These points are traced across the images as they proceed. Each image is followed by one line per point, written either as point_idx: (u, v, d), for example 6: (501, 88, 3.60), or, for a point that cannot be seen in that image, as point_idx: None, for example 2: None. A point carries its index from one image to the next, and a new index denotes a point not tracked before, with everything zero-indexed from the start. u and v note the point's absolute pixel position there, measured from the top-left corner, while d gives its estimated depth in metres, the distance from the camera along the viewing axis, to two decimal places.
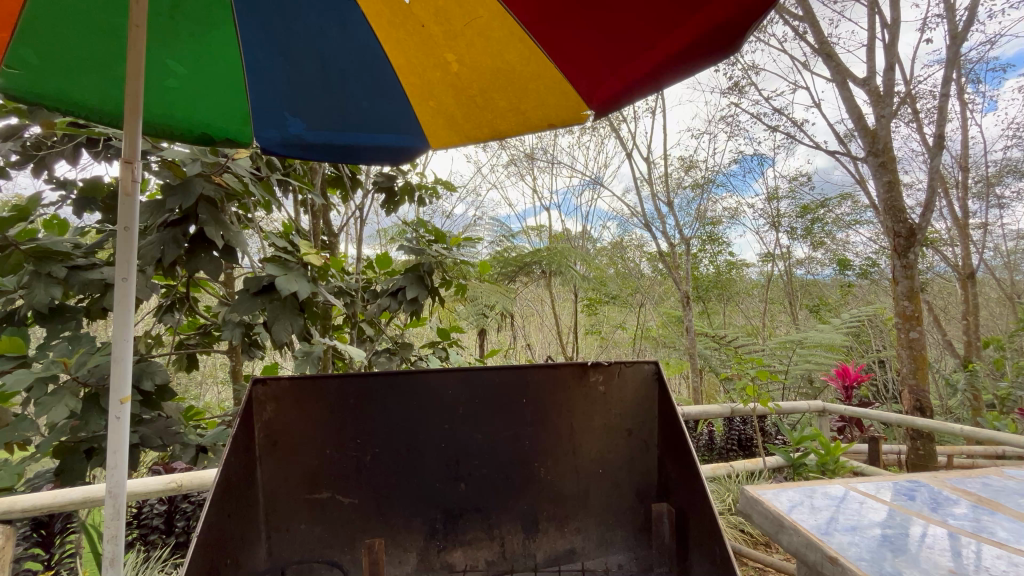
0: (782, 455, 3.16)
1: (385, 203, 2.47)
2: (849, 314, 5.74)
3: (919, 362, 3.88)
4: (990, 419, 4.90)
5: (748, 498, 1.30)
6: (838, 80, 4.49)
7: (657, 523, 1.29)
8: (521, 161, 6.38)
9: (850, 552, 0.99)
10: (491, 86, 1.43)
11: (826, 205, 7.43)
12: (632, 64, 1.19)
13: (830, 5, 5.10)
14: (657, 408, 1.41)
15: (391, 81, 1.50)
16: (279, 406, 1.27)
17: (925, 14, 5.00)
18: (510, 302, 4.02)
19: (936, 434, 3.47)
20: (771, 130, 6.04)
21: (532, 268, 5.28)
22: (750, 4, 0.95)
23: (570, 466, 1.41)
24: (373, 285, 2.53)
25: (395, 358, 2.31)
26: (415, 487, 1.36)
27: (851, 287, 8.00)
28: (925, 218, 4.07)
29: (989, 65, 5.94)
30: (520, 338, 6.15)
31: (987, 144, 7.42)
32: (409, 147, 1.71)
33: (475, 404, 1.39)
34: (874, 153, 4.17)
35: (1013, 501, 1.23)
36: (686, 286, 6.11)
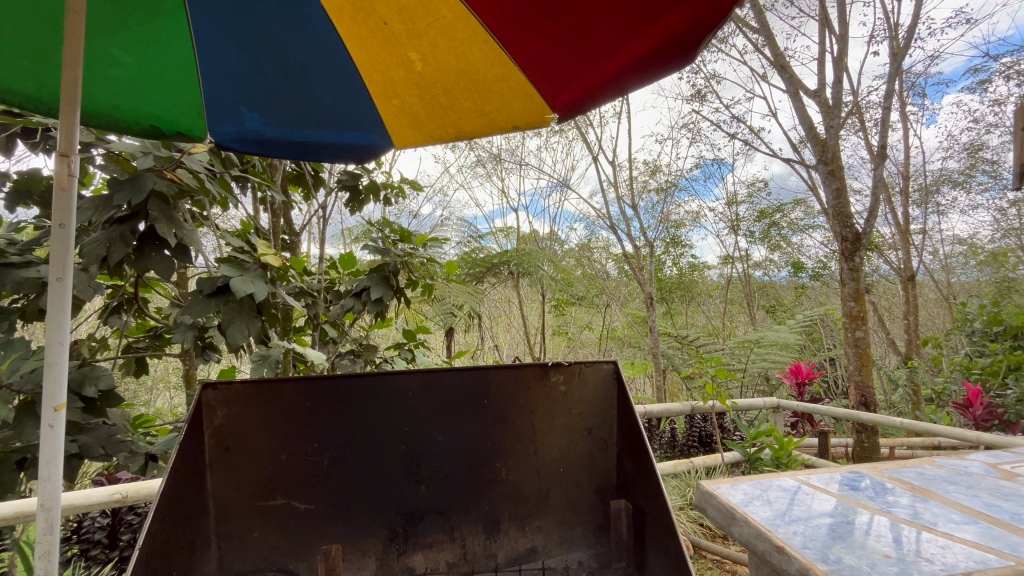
0: (739, 450, 3.29)
1: (349, 202, 2.41)
2: (802, 315, 6.01)
3: (863, 359, 4.12)
4: (928, 413, 5.23)
5: (703, 492, 1.34)
6: (791, 91, 4.71)
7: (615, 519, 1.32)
8: (488, 162, 6.39)
9: (795, 541, 1.04)
10: (455, 86, 1.43)
11: (782, 209, 7.76)
12: (595, 70, 1.23)
13: (786, 21, 5.34)
14: (615, 406, 1.44)
15: (352, 78, 1.48)
16: (230, 410, 1.23)
17: (871, 30, 5.29)
18: (479, 303, 4.00)
19: (879, 427, 3.68)
20: (730, 137, 6.29)
21: (500, 269, 5.26)
22: (706, 15, 0.99)
23: (531, 465, 1.42)
24: (336, 285, 2.47)
25: (359, 360, 2.26)
26: (375, 490, 1.34)
27: (804, 288, 8.38)
28: (870, 223, 4.31)
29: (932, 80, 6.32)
30: (488, 339, 6.14)
31: (926, 154, 7.94)
32: (372, 145, 1.70)
33: (436, 405, 1.38)
34: (824, 161, 4.38)
35: (943, 488, 1.32)
36: (650, 286, 6.25)
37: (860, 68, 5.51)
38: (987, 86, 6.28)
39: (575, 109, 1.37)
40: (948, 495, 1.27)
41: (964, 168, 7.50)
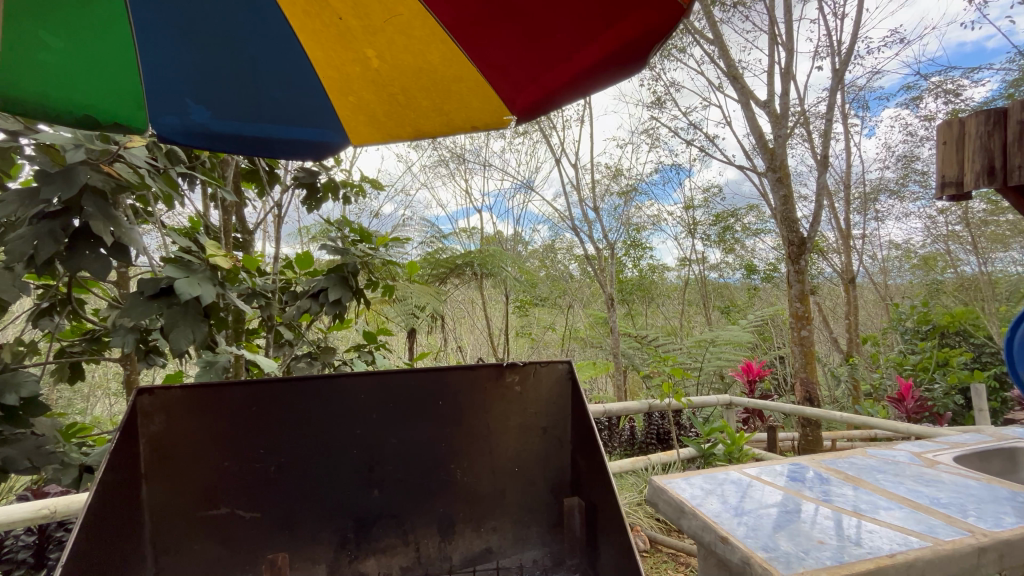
0: (694, 446, 3.43)
1: (306, 200, 2.33)
2: (754, 315, 6.29)
3: (808, 357, 4.34)
4: (866, 406, 5.58)
5: (655, 487, 1.37)
6: (743, 101, 4.92)
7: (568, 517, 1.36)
8: (452, 161, 6.35)
9: (739, 532, 1.09)
10: (412, 84, 1.42)
11: (736, 214, 8.10)
12: (552, 74, 1.25)
13: (742, 34, 5.56)
14: (569, 405, 1.46)
15: (307, 73, 1.44)
16: (169, 416, 1.17)
17: (816, 46, 5.61)
18: (442, 304, 3.96)
19: (822, 421, 3.90)
20: (687, 143, 6.52)
21: (464, 269, 5.22)
22: (655, 24, 1.03)
23: (487, 466, 1.42)
24: (292, 286, 2.39)
25: (316, 363, 2.20)
26: (325, 497, 1.31)
27: (756, 289, 8.75)
28: (814, 228, 4.55)
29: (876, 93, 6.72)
30: (452, 340, 6.09)
31: (865, 164, 8.48)
32: (326, 142, 1.66)
33: (389, 408, 1.36)
34: (773, 169, 4.60)
35: (873, 476, 1.41)
36: (611, 287, 6.39)
37: (806, 81, 5.83)
38: (918, 103, 6.78)
39: (532, 111, 1.39)
40: (877, 483, 1.36)
41: (899, 178, 8.06)
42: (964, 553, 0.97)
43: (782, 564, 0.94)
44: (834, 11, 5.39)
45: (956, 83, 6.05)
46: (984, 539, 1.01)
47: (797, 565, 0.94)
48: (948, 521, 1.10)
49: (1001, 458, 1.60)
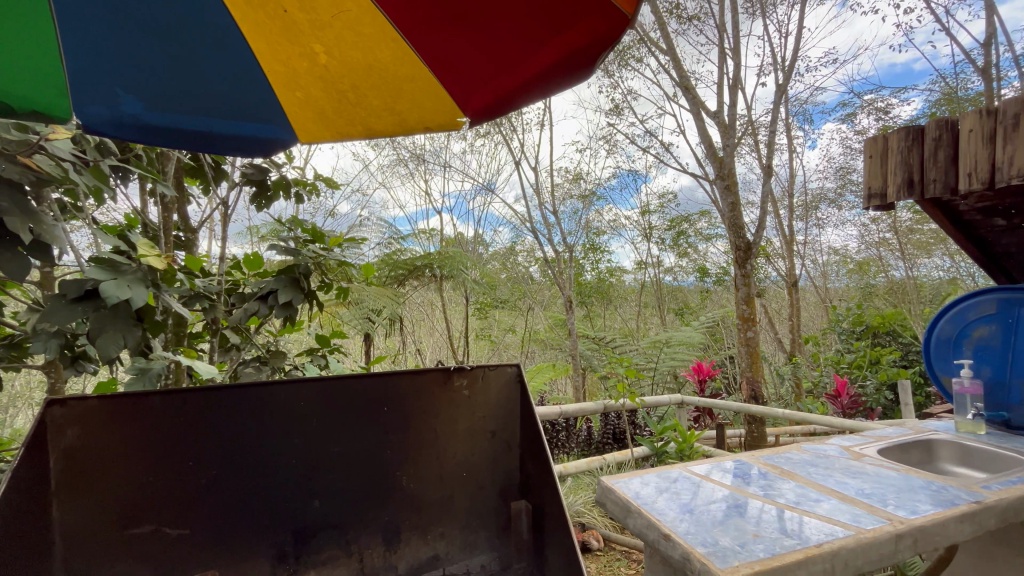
0: (648, 445, 3.53)
1: (254, 198, 2.22)
2: (705, 317, 6.54)
3: (753, 357, 4.55)
4: (808, 403, 5.90)
5: (603, 486, 1.39)
6: (694, 111, 5.11)
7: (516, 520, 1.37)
8: (411, 161, 6.26)
9: (680, 528, 1.12)
10: (362, 82, 1.39)
11: (689, 219, 8.38)
12: (504, 77, 1.26)
13: (695, 45, 5.77)
14: (518, 408, 1.47)
15: (250, 67, 1.38)
16: (83, 429, 1.09)
17: (761, 62, 5.93)
18: (400, 306, 3.89)
19: (766, 418, 4.10)
20: (643, 150, 6.72)
21: (423, 271, 5.13)
22: (602, 32, 1.05)
23: (434, 471, 1.40)
24: (241, 287, 2.24)
25: (265, 368, 2.06)
26: (262, 508, 1.25)
27: (708, 292, 9.11)
28: (759, 233, 4.78)
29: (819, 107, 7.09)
30: (411, 343, 5.98)
31: (807, 174, 8.99)
32: (268, 138, 1.60)
33: (333, 414, 1.33)
34: (722, 176, 4.81)
35: (805, 470, 1.49)
36: (569, 290, 6.48)
37: (751, 95, 6.15)
38: (853, 118, 7.26)
39: (485, 113, 1.39)
40: (809, 476, 1.44)
41: (837, 188, 8.59)
42: (883, 540, 1.04)
43: (719, 558, 0.98)
44: (778, 29, 5.69)
45: (886, 101, 6.52)
46: (901, 526, 1.08)
47: (733, 558, 0.98)
48: (870, 511, 1.18)
49: (919, 449, 1.74)
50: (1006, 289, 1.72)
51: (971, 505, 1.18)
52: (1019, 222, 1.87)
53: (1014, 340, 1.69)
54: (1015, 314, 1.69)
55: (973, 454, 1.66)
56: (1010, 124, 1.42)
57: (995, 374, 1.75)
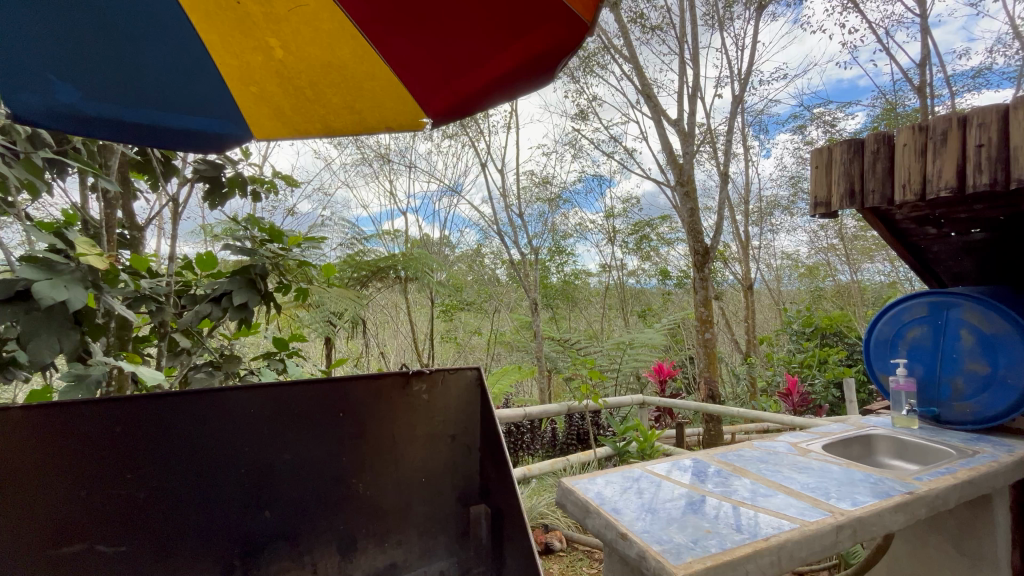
0: (610, 445, 3.60)
1: (207, 195, 2.08)
2: (667, 319, 6.71)
3: (710, 358, 4.71)
4: (762, 402, 6.14)
5: (563, 488, 1.39)
6: (656, 118, 5.24)
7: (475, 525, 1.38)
8: (375, 161, 6.13)
9: (637, 527, 1.14)
10: (320, 79, 1.36)
11: (651, 223, 8.58)
12: (465, 78, 1.26)
13: (659, 54, 5.92)
14: (478, 412, 1.48)
15: (199, 59, 1.32)
16: (7, 442, 1.00)
17: (719, 74, 6.17)
18: (362, 308, 3.79)
19: (723, 417, 4.24)
20: (608, 156, 6.85)
21: (387, 273, 4.99)
22: (561, 39, 1.07)
23: (392, 478, 1.38)
24: (193, 288, 2.10)
25: (218, 374, 1.93)
26: (207, 521, 1.20)
27: (670, 294, 9.32)
28: (717, 238, 4.95)
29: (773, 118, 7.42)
30: (374, 346, 5.85)
31: (762, 182, 9.38)
32: (222, 133, 1.53)
33: (285, 421, 1.28)
34: (682, 182, 4.96)
35: (756, 467, 1.55)
36: (535, 292, 6.51)
37: (709, 106, 6.39)
38: (804, 130, 7.63)
39: (447, 115, 1.38)
40: (759, 473, 1.50)
41: (790, 195, 9.00)
42: (825, 532, 1.10)
43: (673, 555, 1.00)
44: (734, 43, 5.92)
45: (833, 115, 6.90)
46: (841, 517, 1.14)
47: (686, 554, 1.01)
48: (815, 504, 1.24)
49: (860, 444, 1.84)
50: (937, 293, 1.85)
51: (905, 496, 1.26)
52: (949, 231, 2.02)
53: (943, 341, 1.82)
54: (944, 316, 1.82)
55: (908, 447, 1.78)
56: (939, 140, 1.57)
57: (926, 372, 1.87)
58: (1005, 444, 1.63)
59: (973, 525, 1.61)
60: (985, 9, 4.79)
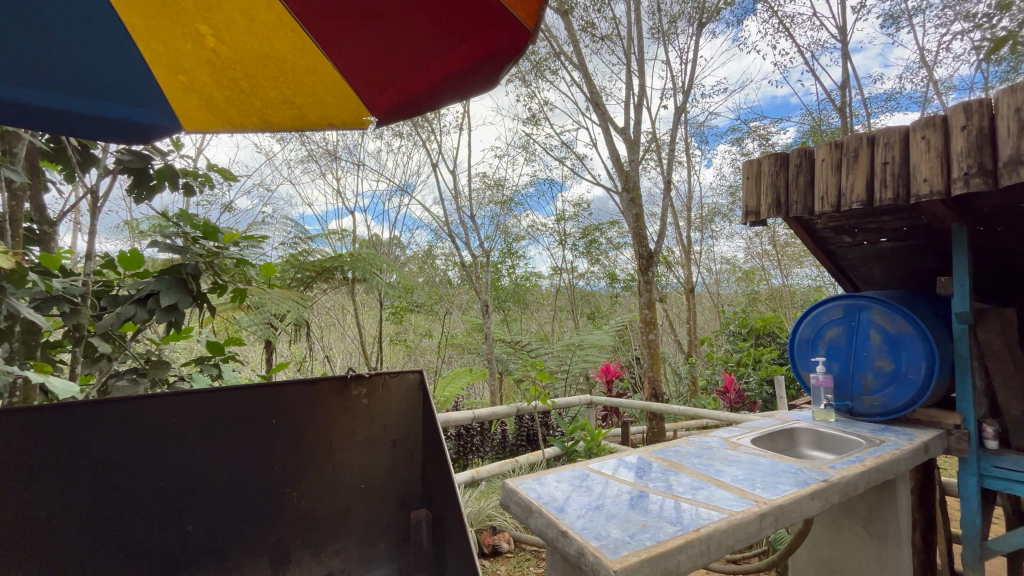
0: (558, 445, 3.68)
1: (132, 187, 1.88)
2: (614, 321, 6.91)
3: (654, 358, 4.89)
4: (701, 399, 6.46)
5: (506, 489, 1.39)
6: (604, 126, 5.39)
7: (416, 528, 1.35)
8: (322, 158, 5.92)
9: (576, 525, 1.17)
10: (256, 71, 1.29)
11: (600, 228, 8.82)
12: (410, 79, 1.25)
13: (609, 63, 6.08)
14: (420, 415, 1.45)
15: (121, 41, 1.22)
16: None
17: (664, 86, 6.47)
18: (306, 310, 3.63)
19: (665, 415, 4.42)
20: (559, 161, 7.00)
21: (333, 273, 4.76)
22: (505, 48, 1.09)
23: (329, 485, 1.33)
24: (115, 288, 1.92)
25: (143, 381, 1.77)
26: (123, 540, 1.10)
27: (617, 297, 9.50)
28: (660, 243, 5.16)
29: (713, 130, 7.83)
30: (319, 349, 5.64)
31: (703, 190, 9.87)
32: (148, 124, 1.44)
33: (212, 429, 1.22)
34: (628, 189, 5.13)
35: (690, 461, 1.62)
36: (486, 294, 6.50)
37: (655, 115, 6.66)
38: (741, 142, 8.09)
39: (391, 115, 1.36)
40: (694, 467, 1.57)
41: (728, 204, 9.51)
42: (750, 520, 1.17)
43: (610, 550, 1.04)
44: (678, 57, 6.21)
45: (767, 129, 7.39)
46: (764, 506, 1.22)
47: (622, 549, 1.04)
48: (741, 495, 1.32)
49: (785, 437, 1.97)
50: (850, 297, 2.03)
51: (821, 484, 1.36)
52: (862, 240, 2.22)
53: (856, 340, 2.00)
54: (857, 318, 2.00)
55: (825, 439, 1.92)
56: (852, 157, 1.72)
57: (842, 369, 2.04)
58: (906, 434, 1.80)
59: (881, 508, 1.77)
60: (898, 39, 5.30)
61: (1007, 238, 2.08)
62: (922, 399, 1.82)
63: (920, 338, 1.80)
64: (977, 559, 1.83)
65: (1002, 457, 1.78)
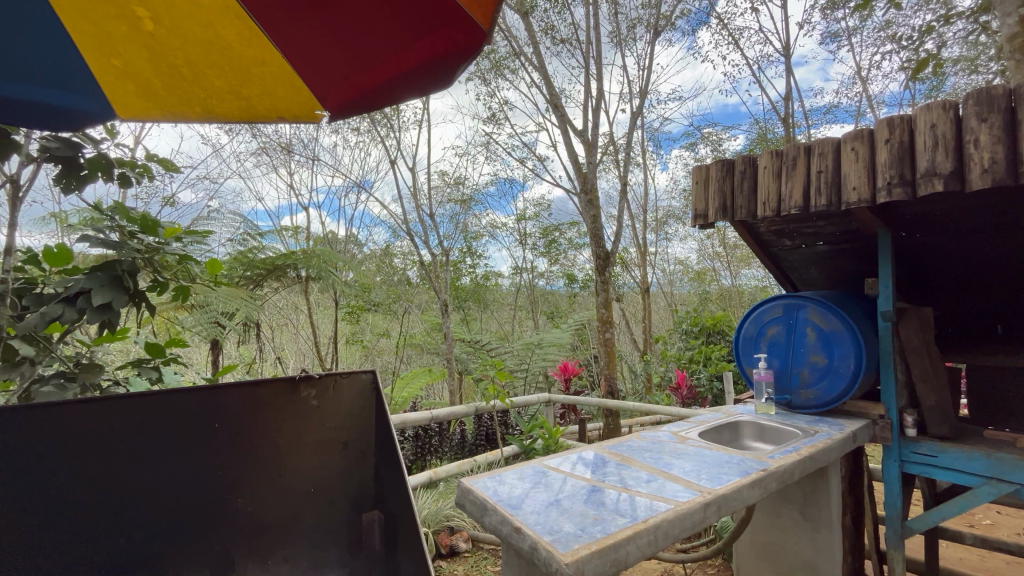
0: (517, 443, 3.71)
1: (59, 177, 1.67)
2: (574, 320, 6.99)
3: (610, 356, 4.99)
4: (656, 396, 6.66)
5: (462, 488, 1.39)
6: (563, 128, 5.44)
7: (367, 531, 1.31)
8: (275, 151, 5.68)
9: (530, 520, 1.19)
10: (200, 59, 1.23)
11: (560, 228, 8.91)
12: (365, 74, 1.24)
13: (569, 65, 6.15)
14: (374, 416, 1.39)
15: (47, 22, 1.13)
16: None
17: (623, 90, 6.62)
18: (256, 309, 3.48)
19: (621, 411, 4.53)
20: (519, 160, 7.02)
21: (286, 271, 4.57)
22: (461, 47, 1.08)
23: (275, 489, 1.28)
24: (40, 286, 1.76)
25: (72, 387, 1.63)
26: (48, 555, 1.02)
27: (576, 296, 9.65)
28: (616, 244, 5.28)
29: (667, 136, 8.10)
30: (270, 350, 5.40)
31: (659, 194, 10.18)
32: (81, 111, 1.36)
33: (147, 436, 1.14)
34: (586, 191, 5.21)
35: (641, 455, 1.68)
36: (445, 293, 6.43)
37: (614, 118, 6.79)
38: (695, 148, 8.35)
39: (346, 109, 1.35)
40: (644, 461, 1.63)
41: (682, 207, 9.86)
42: (694, 509, 1.23)
43: (562, 544, 1.06)
44: (635, 63, 6.37)
45: (719, 136, 7.71)
46: (708, 496, 1.29)
47: (573, 542, 1.06)
48: (686, 486, 1.38)
49: (730, 430, 2.06)
50: (789, 296, 2.16)
51: (760, 473, 1.44)
52: (800, 243, 2.36)
53: (794, 337, 2.13)
54: (795, 317, 2.13)
55: (766, 430, 2.04)
56: (790, 165, 1.83)
57: (782, 364, 2.16)
58: (838, 424, 1.93)
59: (815, 494, 1.89)
60: (837, 55, 5.65)
61: (927, 243, 2.27)
62: (851, 391, 1.96)
63: (853, 336, 1.95)
64: (899, 538, 1.99)
65: (920, 443, 1.94)
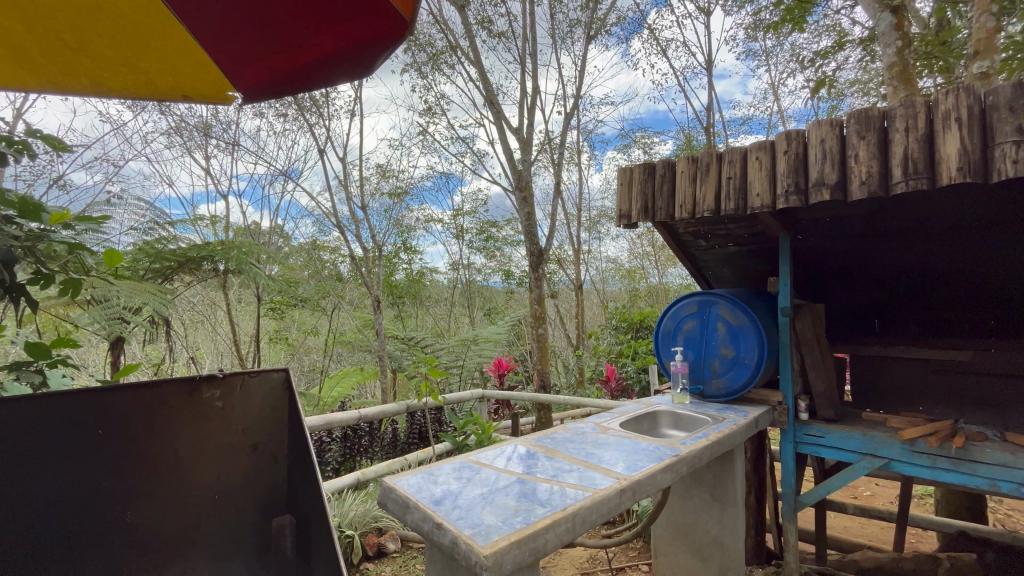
0: (449, 440, 3.69)
1: None
2: (509, 317, 7.03)
3: (543, 351, 5.09)
4: (587, 390, 6.87)
5: (384, 486, 1.36)
6: (499, 125, 5.45)
7: (277, 537, 1.26)
8: (188, 132, 5.20)
9: (452, 516, 1.19)
10: (88, 26, 1.09)
11: (496, 224, 8.93)
12: (281, 57, 1.21)
13: (506, 63, 6.16)
14: (286, 416, 1.34)
15: None
16: None
17: (559, 92, 6.75)
18: (165, 304, 3.18)
19: (552, 405, 4.64)
20: (456, 155, 6.94)
21: (200, 263, 4.20)
22: (382, 37, 1.06)
23: (174, 499, 1.16)
24: None
25: None
26: None
27: (513, 292, 9.73)
28: (550, 241, 5.37)
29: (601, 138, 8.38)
30: (181, 349, 4.95)
31: (592, 194, 10.50)
32: None
33: (19, 448, 0.98)
34: (521, 188, 5.26)
35: (565, 446, 1.74)
36: (378, 289, 6.22)
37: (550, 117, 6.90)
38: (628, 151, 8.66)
39: (260, 92, 1.31)
40: (567, 452, 1.68)
41: None
42: (610, 496, 1.29)
43: (482, 537, 1.07)
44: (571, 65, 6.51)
45: (649, 140, 8.07)
46: (624, 482, 1.36)
47: (493, 535, 1.08)
48: (605, 473, 1.45)
49: (649, 419, 2.18)
50: (704, 293, 2.32)
51: (672, 459, 1.54)
52: (714, 244, 2.54)
53: (707, 331, 2.30)
54: (708, 312, 2.29)
55: (682, 419, 2.17)
56: (704, 170, 1.97)
57: (696, 356, 2.33)
58: (742, 411, 2.11)
59: (723, 476, 2.05)
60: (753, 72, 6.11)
61: (820, 246, 2.52)
62: (754, 381, 2.14)
63: (755, 330, 2.13)
64: (793, 511, 2.20)
65: (811, 426, 2.16)
